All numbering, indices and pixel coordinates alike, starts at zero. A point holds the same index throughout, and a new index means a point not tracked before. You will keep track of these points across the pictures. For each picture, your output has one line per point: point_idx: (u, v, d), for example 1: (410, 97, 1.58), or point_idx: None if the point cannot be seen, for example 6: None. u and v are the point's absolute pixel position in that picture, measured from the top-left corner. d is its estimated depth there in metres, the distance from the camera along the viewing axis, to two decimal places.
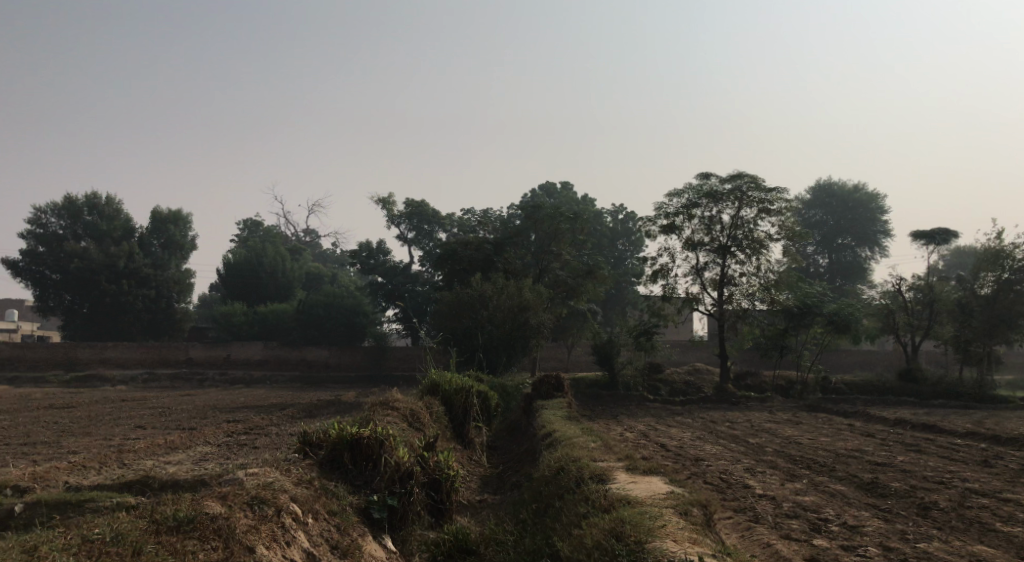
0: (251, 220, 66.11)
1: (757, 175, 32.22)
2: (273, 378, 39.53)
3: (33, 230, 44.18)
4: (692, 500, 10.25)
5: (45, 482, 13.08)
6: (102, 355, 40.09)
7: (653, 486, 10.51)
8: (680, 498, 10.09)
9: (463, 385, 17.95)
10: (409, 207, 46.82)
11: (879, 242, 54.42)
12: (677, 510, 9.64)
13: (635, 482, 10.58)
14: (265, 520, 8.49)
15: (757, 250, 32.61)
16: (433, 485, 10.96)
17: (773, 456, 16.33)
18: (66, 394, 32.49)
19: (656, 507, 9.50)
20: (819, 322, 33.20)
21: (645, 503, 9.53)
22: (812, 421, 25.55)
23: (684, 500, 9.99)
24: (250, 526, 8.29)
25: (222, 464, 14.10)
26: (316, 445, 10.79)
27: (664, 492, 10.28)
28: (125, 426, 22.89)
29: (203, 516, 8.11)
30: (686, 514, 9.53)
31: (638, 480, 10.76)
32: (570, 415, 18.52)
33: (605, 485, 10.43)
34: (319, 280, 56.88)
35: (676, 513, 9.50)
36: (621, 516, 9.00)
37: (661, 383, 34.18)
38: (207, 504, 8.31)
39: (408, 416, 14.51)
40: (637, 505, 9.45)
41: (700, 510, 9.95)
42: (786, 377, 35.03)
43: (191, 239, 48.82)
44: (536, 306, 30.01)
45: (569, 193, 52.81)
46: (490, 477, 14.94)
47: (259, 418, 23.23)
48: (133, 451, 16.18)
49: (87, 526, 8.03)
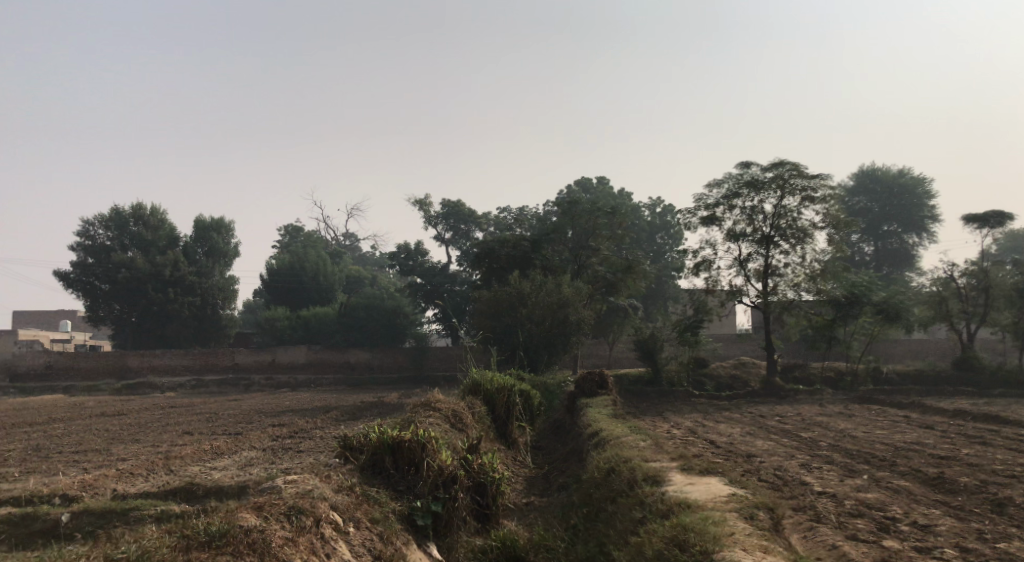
0: (291, 225, 66.54)
1: (799, 162, 31.40)
2: (317, 381, 39.60)
3: (82, 242, 44.76)
4: (755, 503, 9.71)
5: (93, 490, 13.05)
6: (151, 362, 40.51)
7: (711, 487, 10.01)
8: (741, 499, 9.59)
9: (504, 384, 17.55)
10: (445, 208, 46.69)
11: (927, 227, 52.94)
12: (741, 514, 9.17)
13: (693, 484, 10.10)
14: (304, 531, 8.21)
15: (802, 239, 31.76)
16: (478, 489, 10.54)
17: (830, 452, 15.71)
18: (116, 402, 32.86)
19: (718, 512, 9.04)
20: (869, 311, 32.27)
21: (706, 508, 9.08)
22: (865, 413, 24.76)
23: (748, 502, 9.48)
24: (287, 539, 8.00)
25: (266, 469, 13.95)
26: (356, 450, 10.52)
27: (724, 494, 9.80)
28: (173, 432, 22.98)
29: (239, 529, 7.86)
30: (750, 519, 9.05)
31: (695, 482, 10.28)
32: (616, 414, 18.07)
33: (662, 488, 9.96)
34: (360, 282, 57.08)
35: (741, 518, 9.04)
36: (684, 523, 8.54)
37: (706, 378, 33.57)
38: (241, 517, 8.05)
39: (450, 418, 14.23)
40: (698, 510, 9.00)
41: (766, 513, 9.45)
42: (836, 369, 34.16)
43: (234, 246, 49.20)
44: (576, 302, 29.55)
45: (606, 187, 52.24)
46: (536, 477, 14.58)
47: (304, 421, 23.17)
48: (179, 457, 16.14)
49: (127, 540, 7.85)
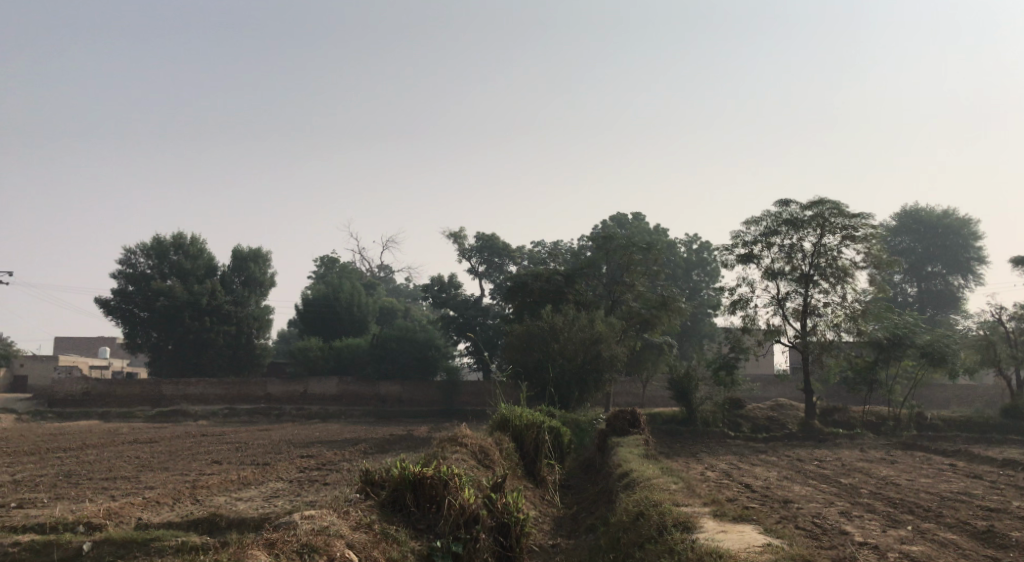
0: (327, 256, 66.97)
1: (839, 200, 30.86)
2: (348, 413, 39.47)
3: (123, 270, 45.39)
4: (793, 554, 9.17)
5: (117, 518, 12.91)
6: (185, 391, 40.71)
7: (746, 536, 9.55)
8: (777, 548, 9.11)
9: (534, 420, 17.19)
10: (479, 240, 46.77)
11: (972, 269, 51.78)
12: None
13: (725, 532, 9.62)
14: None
15: (842, 279, 31.11)
16: (502, 530, 10.18)
17: (871, 500, 15.09)
18: (149, 429, 32.97)
19: None
20: (912, 354, 31.39)
21: (739, 558, 8.62)
22: (908, 460, 23.93)
23: (785, 552, 8.99)
24: None
25: (291, 501, 13.70)
26: (378, 485, 10.30)
27: (759, 544, 9.29)
28: (201, 461, 22.87)
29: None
30: None
31: (729, 530, 9.79)
32: (648, 454, 17.62)
33: (693, 535, 9.52)
34: (393, 314, 57.09)
35: None
36: None
37: (742, 419, 32.83)
38: (250, 553, 7.88)
39: (477, 454, 13.93)
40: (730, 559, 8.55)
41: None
42: (877, 414, 33.21)
43: (271, 276, 49.50)
44: (609, 338, 29.15)
45: (642, 223, 51.90)
46: (564, 518, 14.18)
47: (332, 453, 22.96)
48: (205, 487, 15.96)
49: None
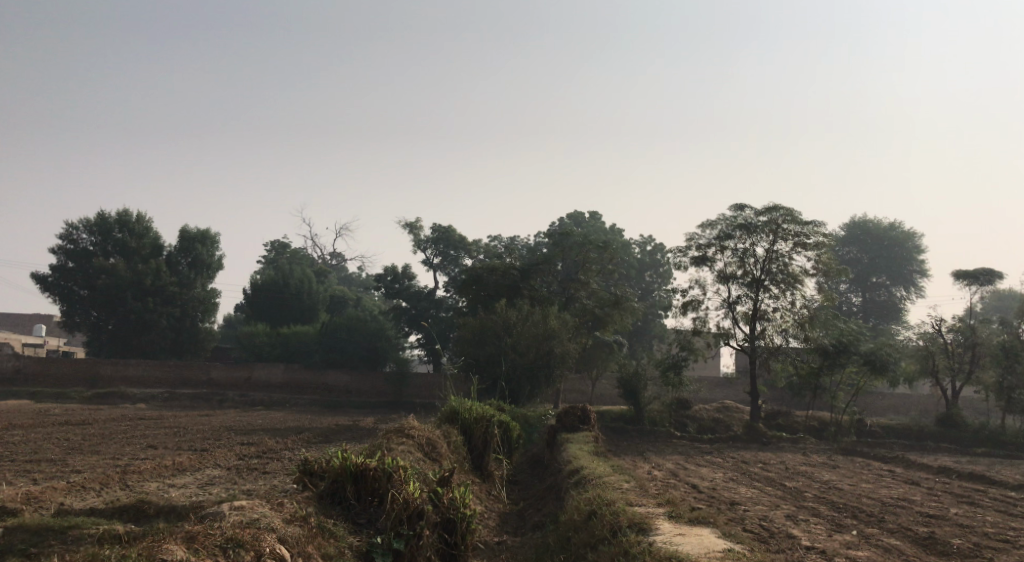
0: (278, 241, 65.70)
1: (793, 208, 31.01)
2: (293, 401, 38.61)
3: (63, 245, 43.73)
4: (753, 559, 8.89)
5: (38, 503, 12.16)
6: (124, 372, 39.47)
7: (705, 540, 9.24)
8: (739, 554, 8.82)
9: (483, 414, 16.81)
10: (435, 232, 46.19)
11: (914, 281, 52.80)
12: None
13: (683, 536, 9.31)
14: None
15: (792, 285, 31.29)
16: (447, 527, 9.73)
17: (816, 504, 15.03)
18: (85, 411, 31.81)
19: None
20: (856, 361, 31.54)
21: None
22: (850, 465, 24.12)
23: (746, 558, 8.67)
24: None
25: (227, 489, 13.13)
26: (318, 476, 9.87)
27: (717, 549, 8.98)
28: (135, 445, 21.97)
29: None
30: None
31: (686, 532, 9.49)
32: (597, 451, 17.37)
33: (649, 537, 9.21)
34: (344, 303, 56.14)
35: None
36: None
37: (688, 420, 32.89)
38: (168, 549, 7.37)
39: (424, 446, 13.50)
40: None
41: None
42: (820, 418, 33.51)
43: (218, 258, 48.08)
44: (561, 335, 28.88)
45: (598, 222, 51.86)
46: (510, 514, 13.85)
47: (275, 441, 22.32)
48: (137, 472, 15.25)
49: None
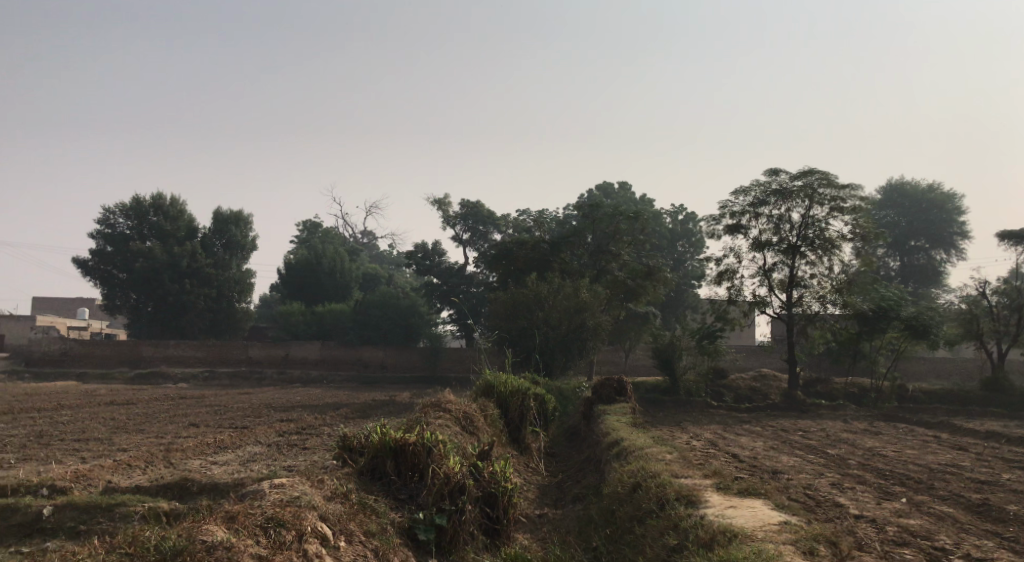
0: (310, 221, 66.01)
1: (829, 171, 30.35)
2: (330, 378, 38.86)
3: (101, 230, 44.25)
4: (810, 532, 8.65)
5: (86, 481, 12.27)
6: (165, 352, 39.98)
7: (758, 512, 8.99)
8: (795, 526, 8.57)
9: (519, 387, 16.66)
10: (464, 208, 45.95)
11: (956, 244, 51.47)
12: (793, 542, 8.13)
13: (734, 508, 9.09)
14: (283, 548, 7.42)
15: (829, 251, 30.67)
16: (488, 501, 9.61)
17: (861, 472, 14.71)
18: (128, 391, 32.27)
19: (769, 542, 8.04)
20: (896, 326, 30.89)
21: (756, 539, 8.10)
22: (893, 431, 23.67)
23: (803, 531, 8.44)
24: (258, 557, 7.19)
25: (268, 466, 13.16)
26: (357, 452, 9.82)
27: (771, 522, 8.75)
28: (178, 424, 22.21)
29: (199, 546, 7.07)
30: (805, 549, 8.00)
31: (737, 505, 9.26)
32: (635, 422, 17.15)
33: (698, 510, 9.00)
34: (376, 280, 56.32)
35: (796, 548, 7.99)
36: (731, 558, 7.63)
37: (725, 389, 32.56)
38: (208, 530, 7.33)
39: (461, 420, 13.38)
40: (746, 540, 8.03)
41: (820, 543, 8.41)
42: (860, 385, 32.97)
43: (252, 239, 48.41)
44: (594, 307, 28.58)
45: (627, 193, 51.28)
46: (549, 486, 13.71)
47: (314, 417, 22.42)
48: (180, 450, 15.34)
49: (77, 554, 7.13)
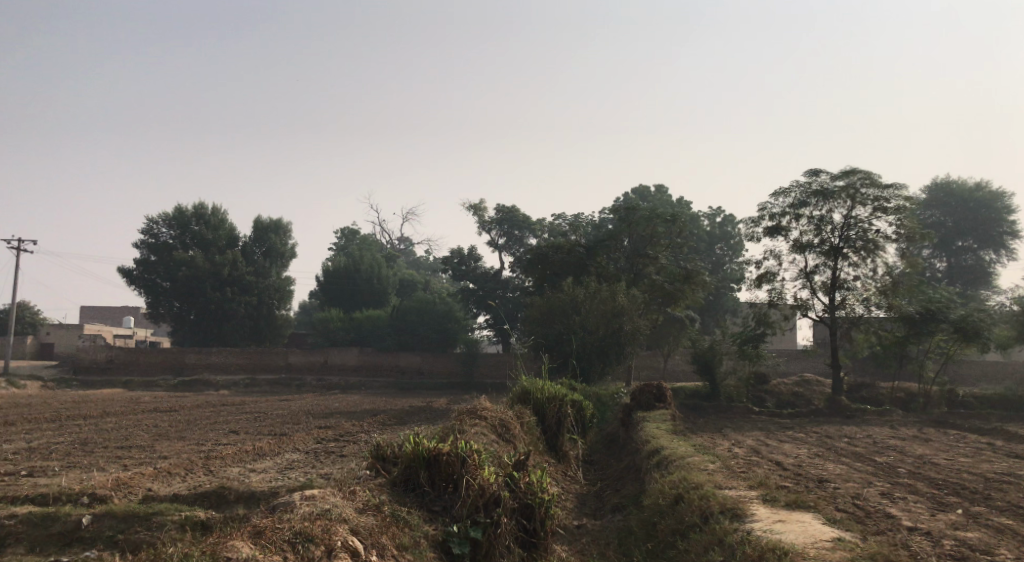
0: (347, 227, 66.39)
1: (871, 170, 29.65)
2: (367, 384, 38.91)
3: (145, 239, 44.88)
4: (863, 548, 8.25)
5: (126, 489, 12.23)
6: (206, 360, 40.36)
7: (808, 528, 8.61)
8: (849, 543, 8.18)
9: (556, 394, 16.41)
10: (499, 212, 45.81)
11: (1006, 244, 50.18)
12: (846, 559, 7.76)
13: (783, 523, 8.71)
14: None
15: (873, 252, 29.94)
16: (525, 512, 9.36)
17: (913, 481, 14.19)
18: (170, 398, 32.58)
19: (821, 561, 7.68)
20: (944, 329, 30.02)
21: (806, 556, 7.74)
22: (944, 438, 22.94)
23: (857, 548, 8.05)
24: None
25: (305, 474, 13.06)
26: (390, 462, 9.69)
27: (822, 536, 8.37)
28: (218, 431, 22.28)
29: None
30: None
31: (786, 519, 8.89)
32: (675, 429, 16.77)
33: (745, 525, 8.66)
34: (413, 286, 56.42)
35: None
36: None
37: (767, 394, 31.91)
38: (235, 546, 7.23)
39: (497, 427, 13.16)
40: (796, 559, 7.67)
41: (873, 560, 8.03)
42: (907, 390, 32.13)
43: (292, 247, 48.80)
44: (631, 311, 28.19)
45: (664, 196, 50.73)
46: (588, 495, 13.42)
47: (351, 424, 22.36)
48: (220, 458, 15.31)
49: None
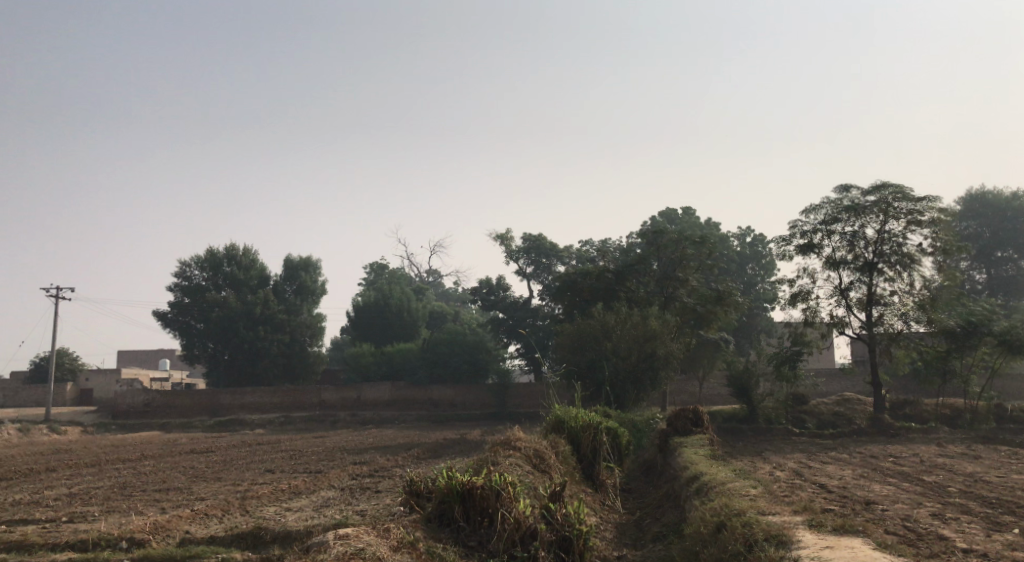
0: (376, 262, 66.78)
1: (903, 184, 29.22)
2: (401, 418, 38.79)
3: (178, 282, 45.47)
4: None
5: (163, 532, 12.14)
6: (242, 400, 40.54)
7: (859, 553, 8.30)
8: None
9: (591, 422, 16.19)
10: (527, 241, 45.75)
11: None
12: None
13: (833, 549, 8.40)
14: None
15: (909, 266, 29.42)
16: (563, 546, 9.09)
17: (965, 500, 13.72)
18: (207, 439, 32.70)
19: None
20: (987, 342, 29.31)
21: None
22: (993, 454, 22.28)
23: None
24: None
25: (341, 511, 12.94)
26: (424, 497, 9.55)
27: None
28: (255, 471, 22.25)
29: None
30: None
31: (835, 545, 8.57)
32: (713, 454, 16.43)
33: (792, 553, 8.37)
34: (443, 318, 56.42)
35: None
36: None
37: (807, 415, 31.29)
38: None
39: (532, 459, 12.98)
40: None
41: None
42: (952, 406, 31.35)
43: (322, 284, 49.05)
44: (664, 335, 27.88)
45: (691, 218, 50.39)
46: (627, 525, 13.14)
47: (386, 459, 22.22)
48: (256, 498, 15.25)
49: None
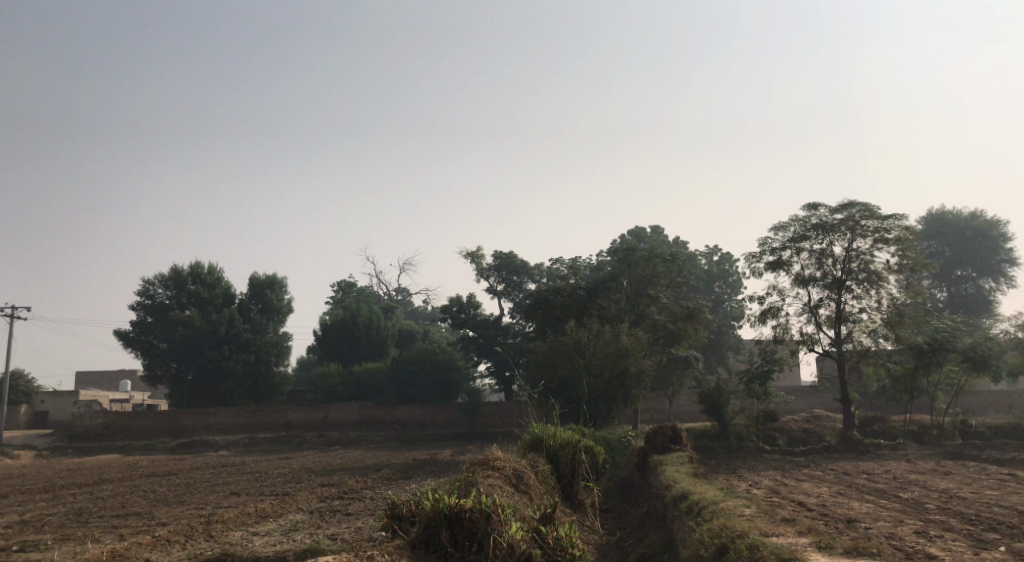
0: (344, 280, 66.04)
1: (869, 202, 29.44)
2: (368, 438, 38.02)
3: (141, 301, 44.63)
4: None
5: None
6: (205, 421, 39.51)
7: None
8: None
9: (569, 440, 15.82)
10: (497, 259, 45.49)
11: (1005, 272, 49.92)
12: None
13: None
14: None
15: (876, 283, 29.56)
16: None
17: (946, 517, 13.57)
18: (169, 462, 31.74)
19: None
20: (954, 359, 29.51)
21: None
22: (965, 470, 22.31)
23: None
24: None
25: (311, 535, 12.43)
26: (409, 521, 9.14)
27: None
28: (219, 494, 21.51)
29: None
30: None
31: None
32: (692, 471, 16.15)
33: None
34: (412, 337, 55.75)
35: None
36: None
37: (778, 432, 31.13)
38: None
39: (513, 478, 12.59)
40: None
41: None
42: (920, 423, 31.47)
43: (288, 302, 48.12)
44: (636, 352, 27.61)
45: (661, 236, 50.54)
46: (609, 547, 12.77)
47: (355, 480, 21.63)
48: (221, 522, 14.66)
49: None
